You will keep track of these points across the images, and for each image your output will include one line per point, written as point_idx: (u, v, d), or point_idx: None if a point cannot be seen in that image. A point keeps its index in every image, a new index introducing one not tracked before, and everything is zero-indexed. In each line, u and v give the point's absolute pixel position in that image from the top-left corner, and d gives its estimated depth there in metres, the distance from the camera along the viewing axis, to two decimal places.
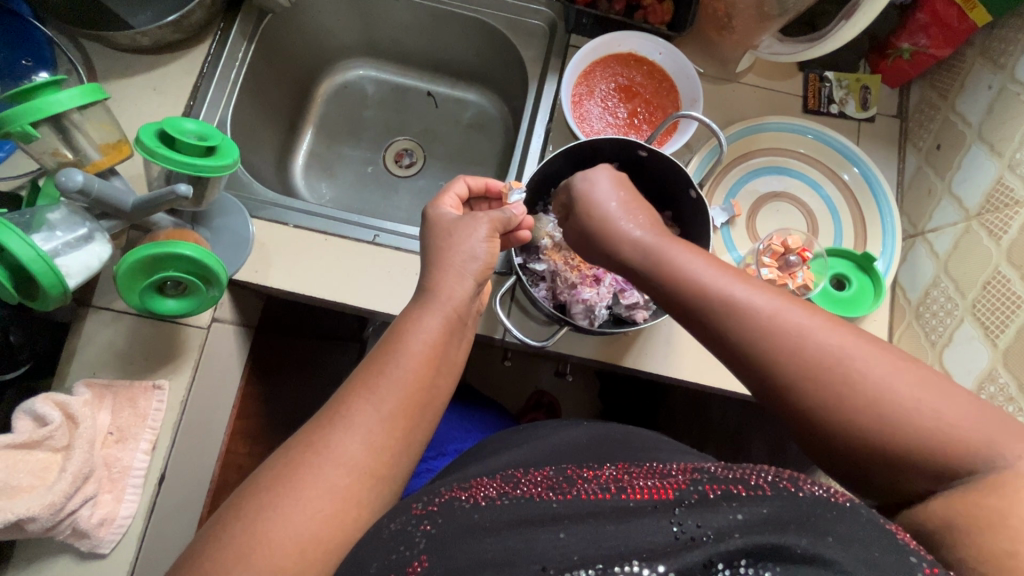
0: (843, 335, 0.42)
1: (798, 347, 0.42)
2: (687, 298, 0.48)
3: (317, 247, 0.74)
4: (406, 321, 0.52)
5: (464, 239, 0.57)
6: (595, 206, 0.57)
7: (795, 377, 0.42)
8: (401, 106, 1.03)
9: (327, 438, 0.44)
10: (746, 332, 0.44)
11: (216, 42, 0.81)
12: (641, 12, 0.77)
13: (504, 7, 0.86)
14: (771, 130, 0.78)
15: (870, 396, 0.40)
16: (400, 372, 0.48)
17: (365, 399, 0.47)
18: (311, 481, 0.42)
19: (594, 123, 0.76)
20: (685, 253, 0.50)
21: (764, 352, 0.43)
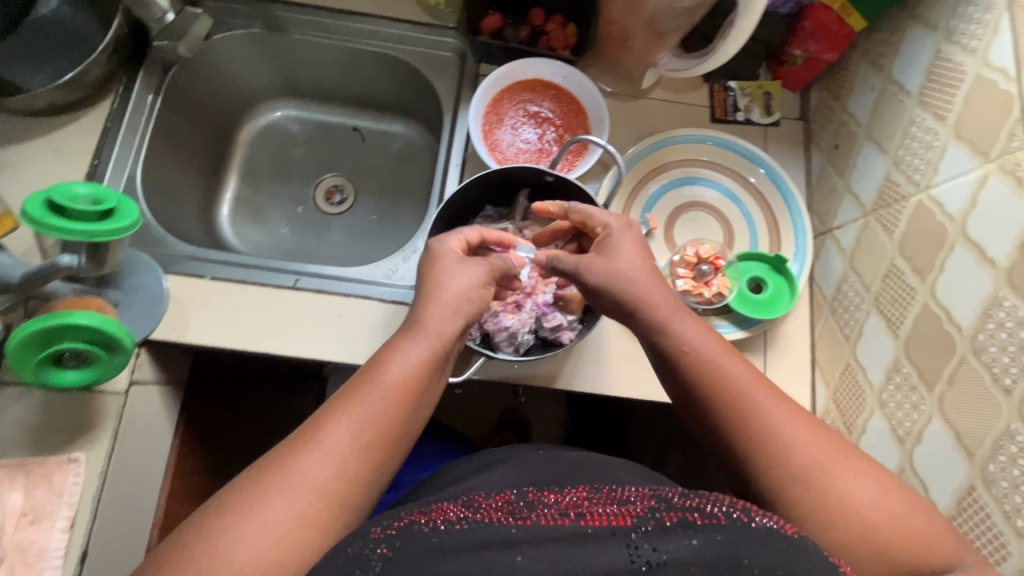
0: (810, 429, 0.49)
1: (772, 433, 0.49)
2: (689, 376, 0.53)
3: (235, 298, 0.73)
4: (389, 349, 0.52)
5: (460, 274, 0.57)
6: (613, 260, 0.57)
7: (770, 463, 0.48)
8: (329, 143, 1.03)
9: (300, 462, 0.45)
10: (733, 410, 0.50)
11: (120, 98, 0.79)
12: (545, 37, 0.81)
13: (412, 41, 0.86)
14: (678, 143, 0.80)
15: (819, 480, 0.46)
16: (379, 397, 0.49)
17: (346, 420, 0.47)
18: (281, 496, 0.43)
19: (506, 150, 0.77)
20: (693, 330, 0.54)
21: (748, 437, 0.49)
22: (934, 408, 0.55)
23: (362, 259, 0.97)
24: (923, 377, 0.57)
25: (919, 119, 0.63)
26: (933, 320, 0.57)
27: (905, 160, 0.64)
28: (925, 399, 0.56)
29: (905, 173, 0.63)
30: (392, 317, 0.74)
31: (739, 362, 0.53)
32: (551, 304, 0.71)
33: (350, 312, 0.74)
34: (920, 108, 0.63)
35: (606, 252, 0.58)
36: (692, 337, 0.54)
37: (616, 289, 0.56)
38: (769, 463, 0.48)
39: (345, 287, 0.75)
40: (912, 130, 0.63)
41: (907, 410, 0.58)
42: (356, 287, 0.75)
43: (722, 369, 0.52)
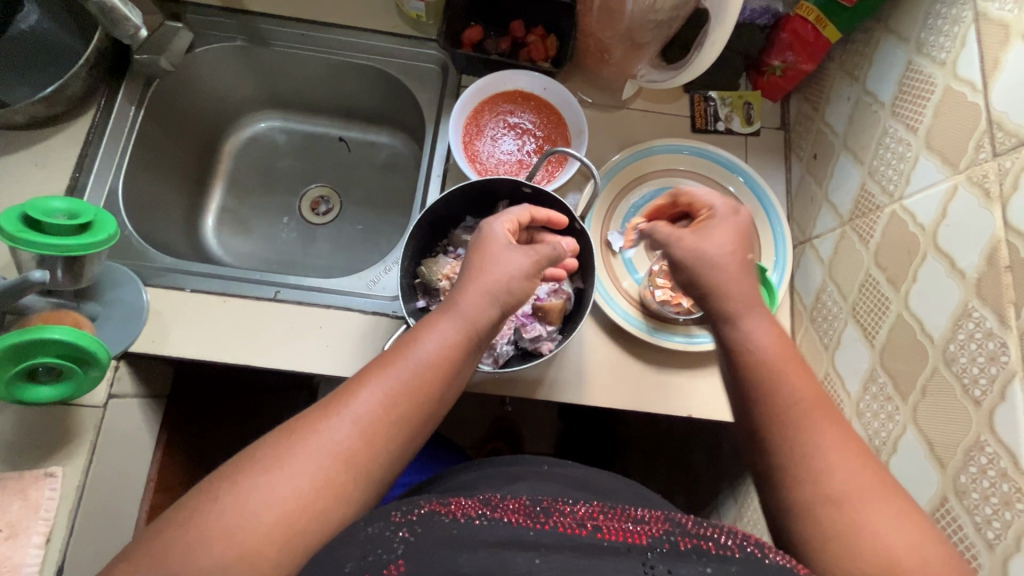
0: (865, 473, 0.46)
1: (823, 467, 0.46)
2: (747, 374, 0.51)
3: (215, 310, 0.73)
4: (426, 324, 0.52)
5: (511, 259, 0.56)
6: (696, 245, 0.56)
7: (807, 475, 0.46)
8: (314, 153, 1.03)
9: (328, 426, 0.45)
10: (786, 427, 0.48)
11: (102, 111, 0.80)
12: (525, 49, 0.82)
13: (394, 52, 0.86)
14: (657, 154, 0.80)
15: (857, 529, 0.43)
16: (410, 369, 0.49)
17: (378, 389, 0.47)
18: (311, 458, 0.43)
19: (486, 161, 0.77)
20: (760, 333, 0.53)
21: (801, 444, 0.47)
22: (908, 418, 0.55)
23: (345, 269, 0.97)
24: (898, 387, 0.57)
25: (892, 130, 0.63)
26: (907, 329, 0.57)
27: (879, 171, 0.64)
28: (900, 409, 0.57)
29: (879, 184, 0.64)
30: (371, 328, 0.74)
31: (805, 383, 0.50)
32: (530, 315, 0.70)
33: (330, 323, 0.74)
34: (893, 119, 0.63)
35: (698, 237, 0.57)
36: (763, 336, 0.52)
37: (699, 270, 0.56)
38: (806, 472, 0.46)
39: (325, 298, 0.75)
40: (886, 141, 0.64)
41: (883, 421, 0.58)
42: (335, 298, 0.76)
43: (786, 386, 0.50)
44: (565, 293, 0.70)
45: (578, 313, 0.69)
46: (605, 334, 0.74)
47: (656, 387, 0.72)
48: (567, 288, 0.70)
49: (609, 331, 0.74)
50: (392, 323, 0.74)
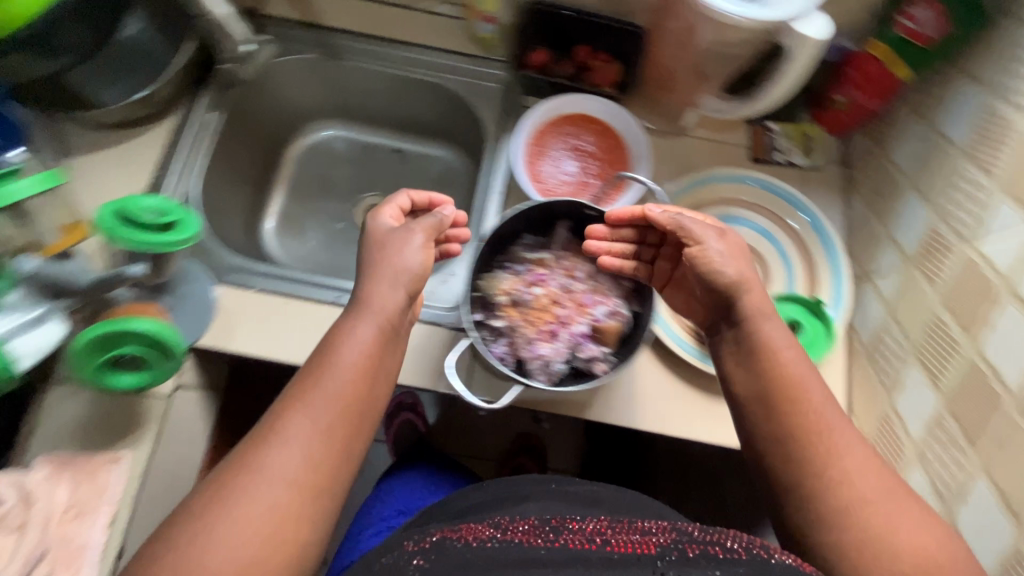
0: (891, 483, 0.51)
1: (852, 477, 0.51)
2: (767, 394, 0.55)
3: (280, 311, 0.75)
4: (339, 332, 0.55)
5: (401, 248, 0.58)
6: (726, 243, 0.59)
7: (827, 480, 0.51)
8: (370, 162, 1.06)
9: (264, 455, 0.48)
10: (812, 442, 0.52)
11: (185, 114, 0.84)
12: (589, 74, 0.84)
13: (461, 71, 0.89)
14: (716, 182, 0.81)
15: (885, 535, 0.48)
16: (335, 377, 0.52)
17: (304, 407, 0.50)
18: (256, 491, 0.46)
19: (549, 182, 0.79)
20: (800, 353, 0.57)
21: (808, 465, 0.51)
22: (978, 466, 0.55)
23: None
24: (966, 434, 0.56)
25: (965, 173, 0.63)
26: (978, 376, 0.56)
27: (950, 213, 0.64)
28: (969, 456, 0.56)
29: (951, 226, 0.63)
30: (427, 338, 0.75)
31: (836, 413, 0.54)
32: (587, 335, 0.71)
33: None
34: (966, 162, 0.63)
35: (731, 244, 0.59)
36: (781, 338, 0.56)
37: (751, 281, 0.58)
38: (812, 488, 0.51)
39: None
40: (958, 183, 0.63)
41: (950, 467, 0.57)
42: None
43: (809, 395, 0.54)
44: (623, 315, 0.70)
45: (636, 336, 0.68)
46: (658, 359, 0.74)
47: (707, 415, 0.72)
48: (625, 310, 0.71)
49: (662, 356, 0.74)
50: (449, 333, 0.76)
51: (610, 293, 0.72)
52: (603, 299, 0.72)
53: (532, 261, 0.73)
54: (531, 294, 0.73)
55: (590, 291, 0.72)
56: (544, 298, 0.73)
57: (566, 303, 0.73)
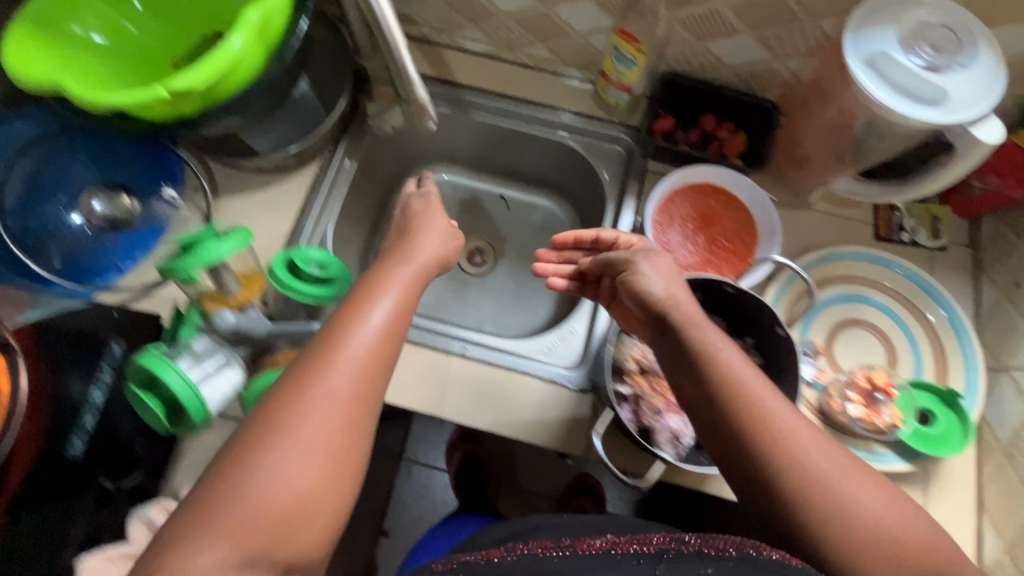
0: (837, 453, 0.51)
1: (807, 453, 0.50)
2: (721, 391, 0.54)
3: (410, 359, 0.79)
4: (363, 293, 0.57)
5: (428, 234, 0.70)
6: (664, 264, 0.66)
7: (796, 475, 0.49)
8: (475, 207, 1.10)
9: (300, 403, 0.46)
10: (758, 424, 0.51)
11: (325, 161, 0.88)
12: (716, 144, 0.84)
13: (585, 132, 0.91)
14: (843, 259, 0.80)
15: (839, 503, 0.48)
16: (378, 311, 0.55)
17: (358, 328, 0.52)
18: (314, 404, 0.47)
19: (675, 249, 0.80)
20: (724, 342, 0.57)
21: (772, 459, 0.50)
22: None
23: (497, 326, 1.02)
24: None
25: None
26: None
27: None
28: None
29: None
30: (550, 396, 0.78)
31: (776, 397, 0.53)
32: None
33: (513, 385, 0.78)
34: None
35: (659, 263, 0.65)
36: (722, 341, 0.56)
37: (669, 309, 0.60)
38: (801, 484, 0.49)
39: (508, 360, 0.79)
40: None
41: None
42: (516, 361, 0.80)
43: (757, 395, 0.53)
44: None
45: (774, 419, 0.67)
46: None
47: None
48: None
49: None
50: (570, 394, 0.78)
51: None
52: None
53: None
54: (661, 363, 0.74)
55: None
56: None
57: None
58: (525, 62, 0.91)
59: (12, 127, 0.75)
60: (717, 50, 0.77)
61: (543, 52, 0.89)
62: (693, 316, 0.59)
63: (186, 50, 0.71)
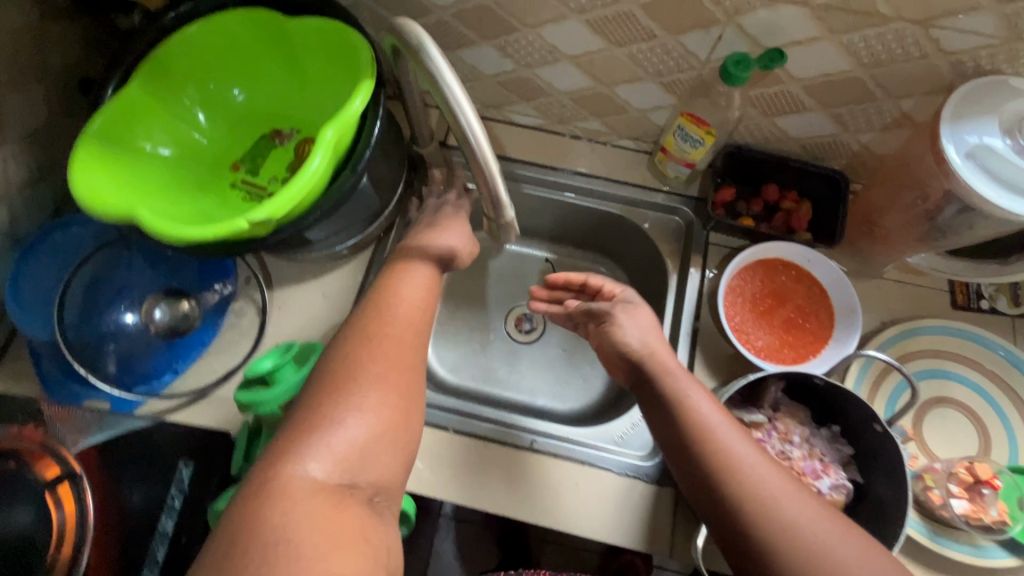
0: (791, 483, 0.54)
1: (765, 484, 0.53)
2: (691, 432, 0.58)
3: (478, 455, 0.77)
4: (395, 281, 0.61)
5: (446, 231, 0.70)
6: (642, 318, 0.70)
7: (760, 510, 0.52)
8: (521, 271, 1.06)
9: (356, 375, 0.50)
10: (718, 457, 0.55)
11: (377, 245, 0.85)
12: (782, 214, 0.81)
13: (641, 204, 0.88)
14: (925, 335, 0.77)
15: (789, 530, 0.50)
16: (412, 280, 0.62)
17: (398, 295, 0.59)
18: (386, 355, 0.52)
19: (748, 331, 0.77)
20: (695, 390, 0.61)
21: (739, 494, 0.53)
22: None
23: (552, 397, 0.98)
24: None
25: None
26: None
27: None
28: None
29: None
30: (626, 491, 0.74)
31: (737, 436, 0.57)
32: None
33: (585, 481, 0.75)
34: None
35: (631, 314, 0.70)
36: (692, 388, 0.61)
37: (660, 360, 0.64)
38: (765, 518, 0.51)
39: (578, 453, 0.77)
40: None
41: None
42: (586, 453, 0.77)
43: (721, 434, 0.57)
44: (846, 489, 0.66)
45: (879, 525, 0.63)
46: None
47: None
48: (847, 483, 0.67)
49: None
50: (647, 487, 0.74)
51: (830, 463, 0.68)
52: (825, 471, 0.68)
53: (748, 424, 0.69)
54: None
55: (809, 460, 0.69)
56: None
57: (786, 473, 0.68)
58: (580, 134, 0.89)
59: (75, 233, 0.76)
60: (783, 125, 0.75)
61: (594, 124, 0.87)
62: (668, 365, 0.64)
63: (245, 151, 0.71)
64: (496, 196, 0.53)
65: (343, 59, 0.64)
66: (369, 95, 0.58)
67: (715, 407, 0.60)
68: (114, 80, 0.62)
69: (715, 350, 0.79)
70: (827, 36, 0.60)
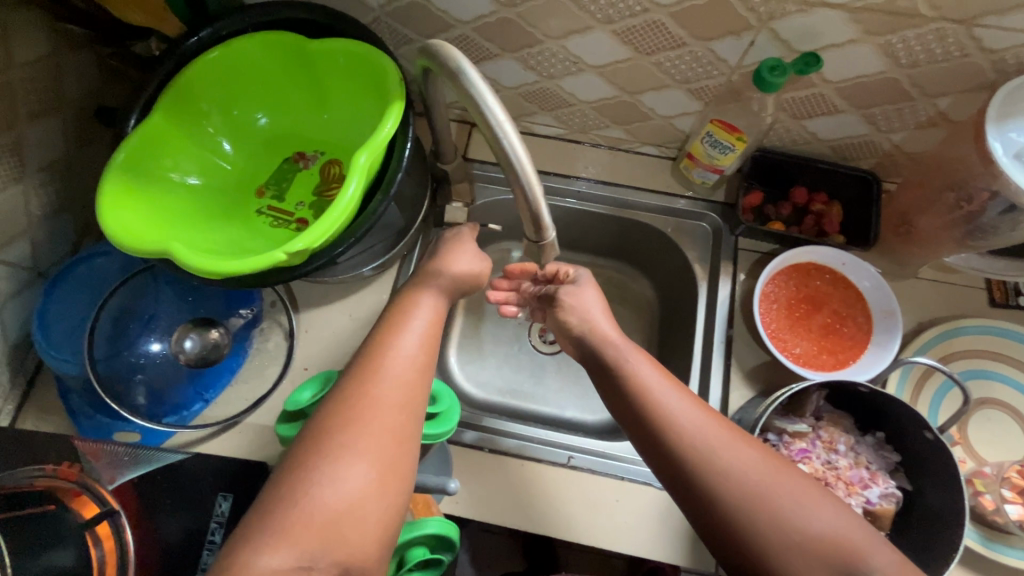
0: (736, 441, 0.52)
1: (706, 447, 0.51)
2: (636, 396, 0.56)
3: (514, 474, 0.75)
4: (398, 320, 0.57)
5: (464, 255, 0.65)
6: (583, 296, 0.67)
7: (710, 469, 0.50)
8: None
9: (339, 437, 0.47)
10: (654, 424, 0.53)
11: (403, 263, 0.84)
12: (812, 217, 0.80)
13: (666, 211, 0.87)
14: (967, 335, 0.74)
15: (737, 481, 0.49)
16: (417, 329, 0.56)
17: (397, 349, 0.53)
18: (374, 425, 0.48)
19: (785, 338, 0.76)
20: (638, 359, 0.59)
21: (689, 456, 0.51)
22: None
23: (581, 409, 0.96)
24: None
25: None
26: None
27: None
28: None
29: None
30: (668, 506, 0.73)
31: (677, 396, 0.55)
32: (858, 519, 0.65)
33: (626, 496, 0.73)
34: None
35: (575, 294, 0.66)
36: (635, 356, 0.59)
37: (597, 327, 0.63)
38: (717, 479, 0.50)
39: (617, 468, 0.75)
40: None
41: None
42: (625, 468, 0.75)
43: (663, 396, 0.55)
44: (897, 498, 0.65)
45: (936, 535, 0.61)
46: None
47: None
48: (897, 491, 0.65)
49: None
50: None
51: (878, 471, 0.67)
52: (873, 479, 0.66)
53: (791, 433, 0.68)
54: None
55: (855, 468, 0.67)
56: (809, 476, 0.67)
57: (833, 482, 0.67)
58: (600, 142, 0.88)
59: (100, 265, 0.75)
60: (812, 127, 0.74)
61: (617, 132, 0.85)
62: (608, 335, 0.62)
63: (268, 176, 0.70)
64: (540, 216, 0.53)
65: (369, 82, 0.63)
66: (400, 118, 0.57)
67: (656, 370, 0.58)
68: (135, 111, 0.61)
69: (751, 359, 0.78)
70: (863, 39, 0.59)
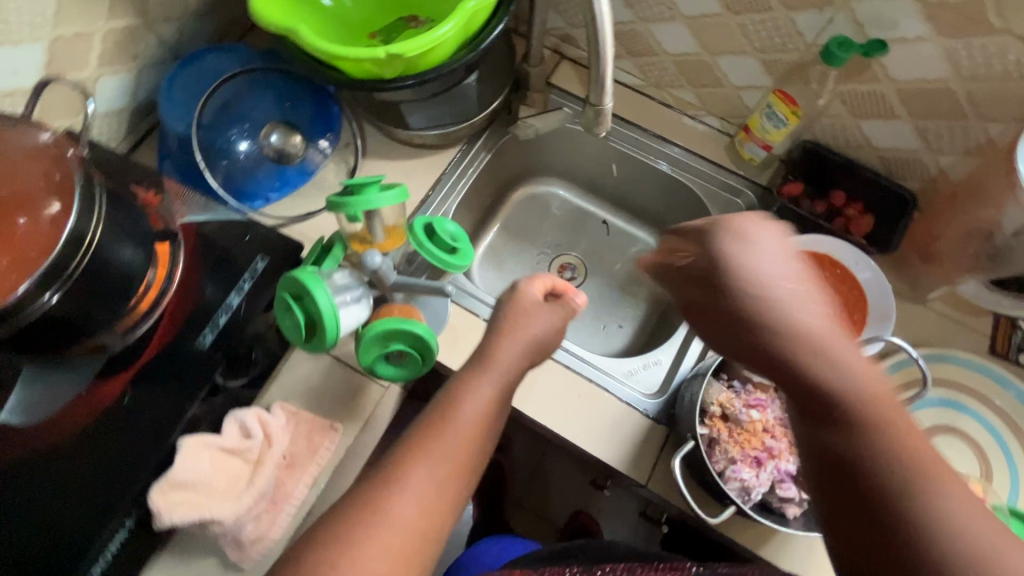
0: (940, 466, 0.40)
1: (939, 495, 0.39)
2: (843, 406, 0.43)
3: None
4: (461, 386, 0.58)
5: (538, 320, 0.64)
6: (754, 250, 0.49)
7: (930, 519, 0.38)
8: (578, 226, 1.11)
9: (383, 504, 0.48)
10: (864, 442, 0.41)
11: (465, 150, 0.95)
12: (841, 218, 0.83)
13: (710, 178, 0.92)
14: (955, 364, 0.76)
15: (970, 542, 0.37)
16: (454, 436, 0.53)
17: (442, 435, 0.53)
18: (407, 498, 0.49)
19: None
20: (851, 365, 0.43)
21: (905, 495, 0.39)
22: None
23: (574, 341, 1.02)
24: None
25: None
26: None
27: None
28: None
29: None
30: (623, 419, 0.79)
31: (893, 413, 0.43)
32: (791, 474, 0.69)
33: (588, 397, 0.80)
34: None
35: (737, 236, 0.50)
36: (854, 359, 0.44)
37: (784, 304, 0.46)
38: (936, 535, 0.38)
39: (590, 374, 0.81)
40: None
41: None
42: (598, 376, 0.81)
43: (874, 415, 0.42)
44: None
45: None
46: None
47: None
48: None
49: None
50: (643, 420, 0.79)
51: None
52: None
53: (753, 383, 0.74)
54: (747, 415, 0.71)
55: None
56: (758, 422, 0.71)
57: (777, 435, 0.72)
58: (670, 102, 0.94)
59: (222, 60, 0.89)
60: (868, 130, 0.79)
61: (689, 95, 0.92)
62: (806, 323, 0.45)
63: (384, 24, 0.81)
64: (603, 79, 0.61)
65: None
66: None
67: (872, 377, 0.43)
68: None
69: None
70: (932, 37, 0.66)
